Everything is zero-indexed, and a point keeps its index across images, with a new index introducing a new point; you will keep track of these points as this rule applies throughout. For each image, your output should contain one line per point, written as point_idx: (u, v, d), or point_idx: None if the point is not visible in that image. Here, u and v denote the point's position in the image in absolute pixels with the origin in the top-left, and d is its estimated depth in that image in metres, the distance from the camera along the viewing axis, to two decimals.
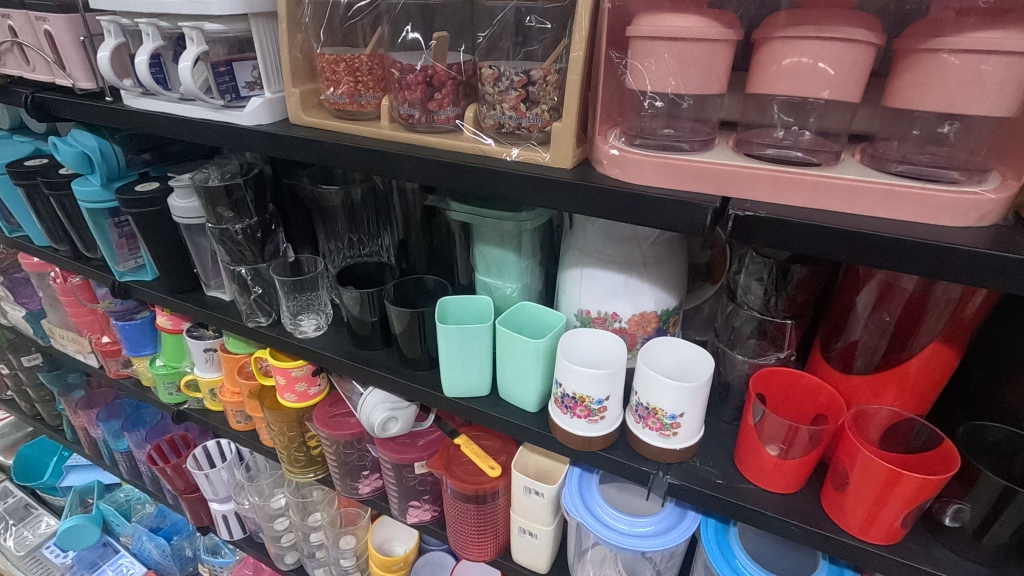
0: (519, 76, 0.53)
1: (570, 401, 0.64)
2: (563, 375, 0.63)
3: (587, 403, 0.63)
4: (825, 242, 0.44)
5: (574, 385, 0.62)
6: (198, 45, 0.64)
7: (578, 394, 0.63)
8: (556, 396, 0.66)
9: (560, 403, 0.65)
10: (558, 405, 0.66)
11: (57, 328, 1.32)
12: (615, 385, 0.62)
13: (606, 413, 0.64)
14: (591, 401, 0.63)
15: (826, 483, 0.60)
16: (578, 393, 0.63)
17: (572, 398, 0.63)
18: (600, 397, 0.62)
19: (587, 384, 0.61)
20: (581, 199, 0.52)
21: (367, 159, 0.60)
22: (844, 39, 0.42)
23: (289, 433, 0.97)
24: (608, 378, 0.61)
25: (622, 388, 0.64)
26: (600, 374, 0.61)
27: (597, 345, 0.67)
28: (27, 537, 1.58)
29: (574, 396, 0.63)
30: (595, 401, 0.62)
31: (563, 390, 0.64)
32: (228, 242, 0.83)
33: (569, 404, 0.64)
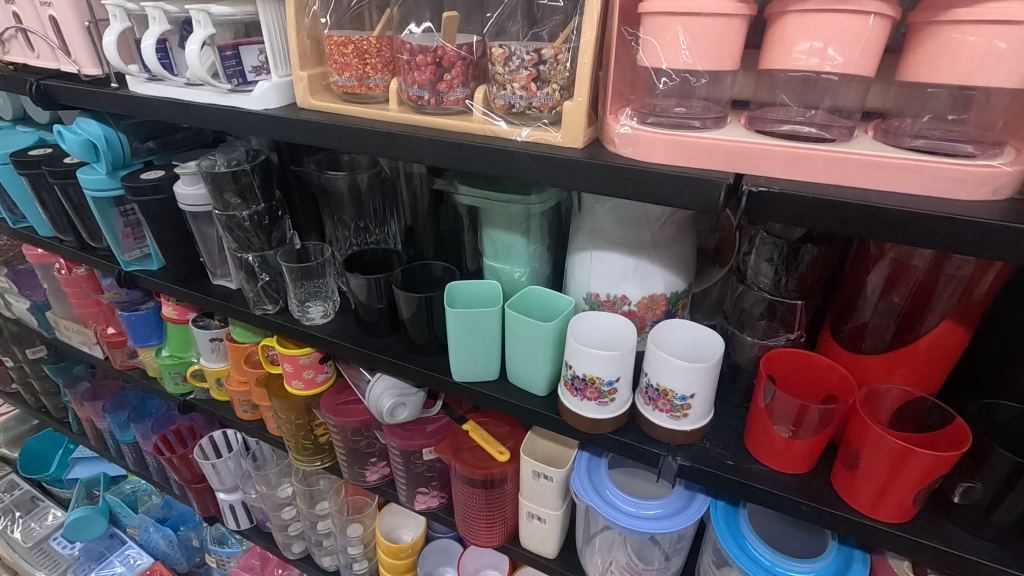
0: (530, 54, 0.53)
1: (580, 383, 0.64)
2: (574, 357, 0.63)
3: (598, 385, 0.63)
4: (840, 217, 0.44)
5: (585, 367, 0.62)
6: (204, 28, 0.64)
7: (589, 376, 0.63)
8: (566, 378, 0.65)
9: (571, 385, 0.65)
10: (568, 387, 0.66)
11: (63, 319, 1.33)
12: (626, 367, 0.62)
13: (617, 395, 0.64)
14: (601, 383, 0.63)
15: (837, 463, 0.60)
16: (589, 375, 0.63)
17: (583, 380, 0.63)
18: (611, 378, 0.62)
19: (598, 366, 0.61)
20: (593, 177, 0.52)
21: (376, 142, 0.60)
22: (859, 12, 0.42)
23: (296, 420, 0.98)
24: (619, 359, 0.61)
25: (632, 369, 0.64)
26: (611, 356, 0.61)
27: (607, 327, 0.67)
28: (34, 529, 1.59)
29: (585, 378, 0.63)
30: (605, 383, 0.62)
31: (573, 373, 0.64)
32: (235, 229, 0.83)
33: (579, 386, 0.64)
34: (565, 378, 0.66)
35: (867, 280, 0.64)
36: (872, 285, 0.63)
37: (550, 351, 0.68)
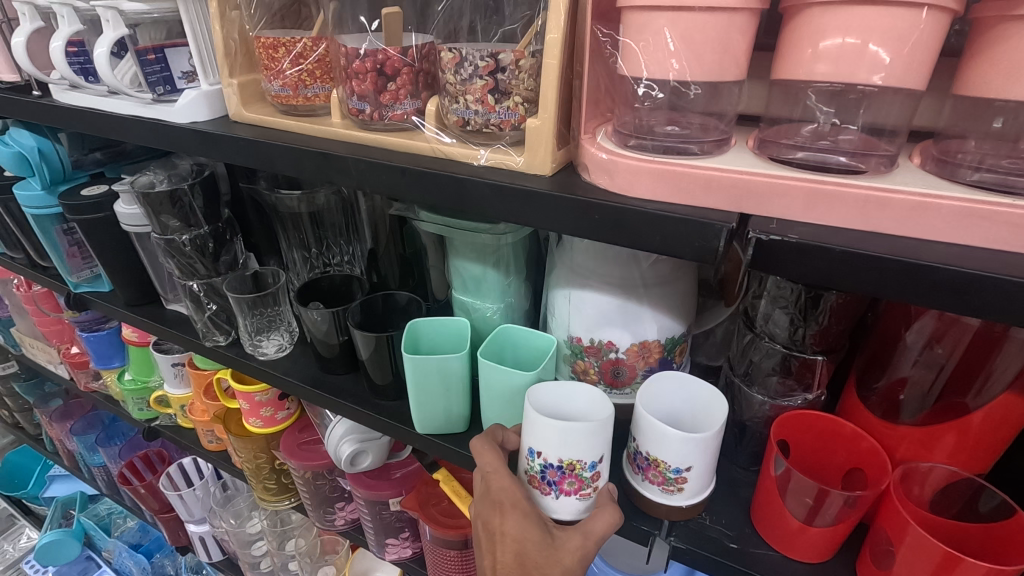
0: (485, 60, 0.43)
1: (553, 471, 0.50)
2: (543, 442, 0.49)
3: (577, 470, 0.50)
4: (876, 275, 0.33)
5: (561, 450, 0.49)
6: (115, 28, 0.56)
7: (565, 459, 0.49)
8: (532, 469, 0.52)
9: (539, 477, 0.52)
10: (535, 481, 0.52)
11: (27, 337, 1.25)
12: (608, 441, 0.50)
13: (600, 482, 0.51)
14: (582, 468, 0.50)
15: (863, 553, 0.49)
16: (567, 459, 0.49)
17: (557, 470, 0.50)
18: (594, 459, 0.49)
19: (575, 447, 0.49)
20: (562, 215, 0.42)
21: (312, 165, 0.51)
22: (909, 3, 0.31)
23: (257, 459, 0.89)
24: (597, 436, 0.48)
25: (611, 444, 0.51)
26: (592, 430, 0.48)
27: (568, 402, 0.55)
28: (7, 551, 1.53)
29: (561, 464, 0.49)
30: (588, 466, 0.50)
31: (543, 463, 0.50)
32: (176, 255, 0.73)
33: (552, 478, 0.51)
34: (528, 469, 0.52)
35: (904, 332, 0.54)
36: (911, 338, 0.53)
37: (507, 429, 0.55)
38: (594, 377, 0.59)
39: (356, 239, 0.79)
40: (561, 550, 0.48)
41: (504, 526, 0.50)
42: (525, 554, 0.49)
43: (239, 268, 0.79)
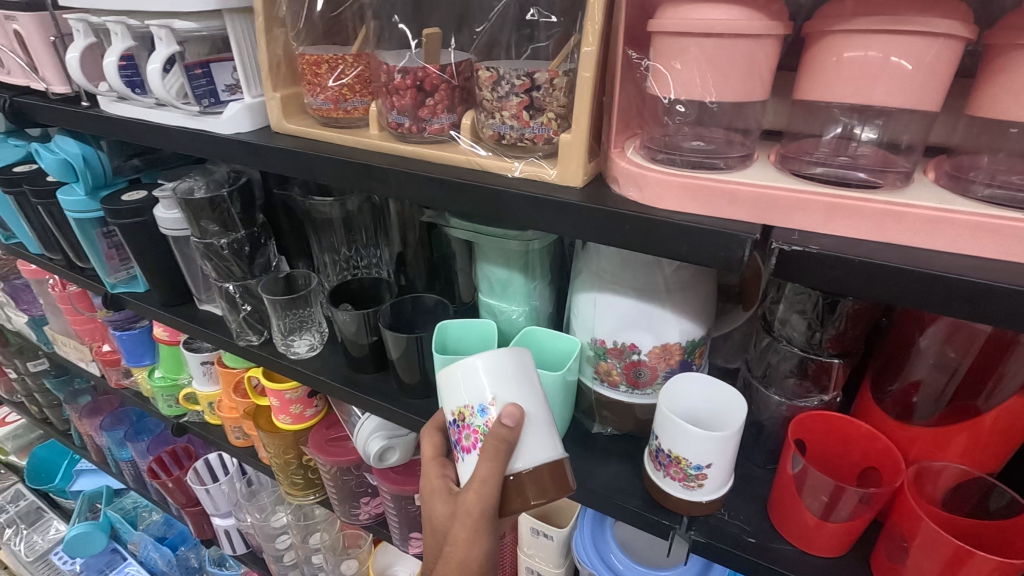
0: (522, 79, 0.45)
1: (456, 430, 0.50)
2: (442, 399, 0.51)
3: (469, 418, 0.48)
4: (892, 284, 0.36)
5: (450, 400, 0.50)
6: (166, 45, 0.59)
7: (457, 411, 0.49)
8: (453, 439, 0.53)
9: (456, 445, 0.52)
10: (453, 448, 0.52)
11: (60, 335, 1.29)
12: (501, 381, 0.48)
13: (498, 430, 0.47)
14: (471, 413, 0.48)
15: (878, 548, 0.52)
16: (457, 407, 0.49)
17: (455, 424, 0.50)
18: (482, 403, 0.48)
19: (460, 395, 0.49)
20: (593, 225, 0.44)
21: (353, 175, 0.54)
22: (925, 32, 0.33)
23: (285, 455, 0.92)
24: (474, 376, 0.48)
25: (514, 394, 0.48)
26: (462, 370, 0.49)
27: None
28: (37, 542, 1.56)
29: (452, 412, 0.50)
30: (477, 412, 0.48)
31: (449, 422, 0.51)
32: (213, 258, 0.77)
33: (457, 437, 0.50)
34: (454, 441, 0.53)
35: (918, 336, 0.55)
36: (925, 342, 0.55)
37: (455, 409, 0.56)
38: (616, 378, 0.61)
39: (384, 243, 0.83)
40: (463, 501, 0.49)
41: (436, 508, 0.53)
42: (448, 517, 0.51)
43: (272, 271, 0.83)
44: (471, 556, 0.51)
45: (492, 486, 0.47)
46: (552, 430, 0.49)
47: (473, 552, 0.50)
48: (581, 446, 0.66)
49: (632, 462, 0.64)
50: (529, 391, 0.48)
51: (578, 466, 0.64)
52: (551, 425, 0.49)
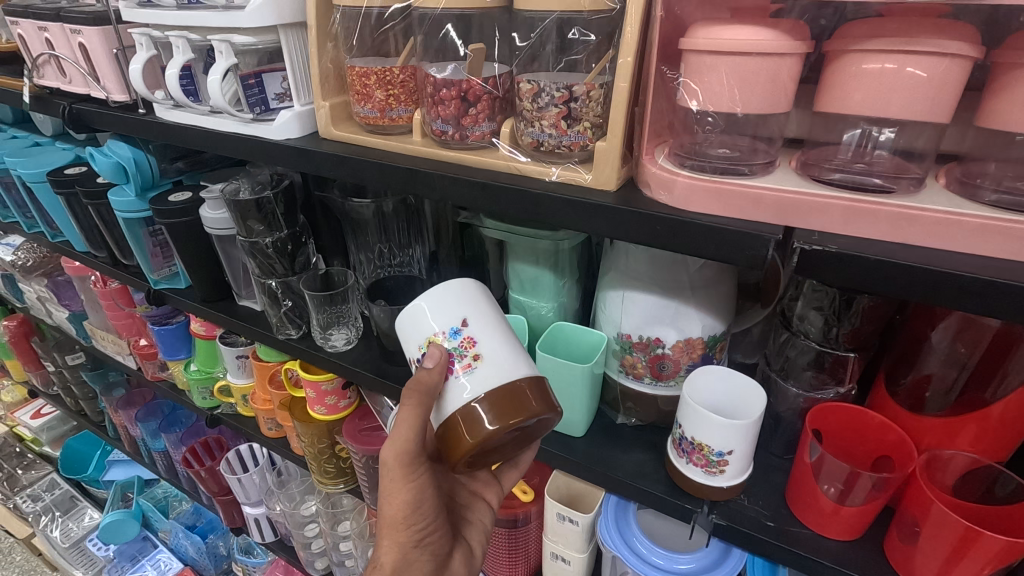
0: (561, 91, 0.49)
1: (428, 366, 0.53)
2: (406, 340, 0.54)
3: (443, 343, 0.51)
4: (906, 280, 0.39)
5: (418, 334, 0.53)
6: (226, 58, 0.63)
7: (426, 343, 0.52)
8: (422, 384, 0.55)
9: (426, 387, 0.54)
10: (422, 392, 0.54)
11: (98, 330, 1.34)
12: (462, 305, 0.52)
13: (474, 346, 0.51)
14: (445, 338, 0.51)
15: (891, 532, 0.55)
16: (428, 356, 0.50)
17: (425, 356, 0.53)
18: (455, 324, 0.51)
19: (425, 324, 0.52)
20: (625, 225, 0.48)
21: (398, 178, 0.58)
22: (936, 52, 0.37)
23: (319, 444, 0.96)
24: (438, 303, 0.52)
25: (481, 313, 0.52)
26: (423, 302, 0.53)
27: None
28: (72, 529, 1.60)
29: (422, 364, 0.51)
30: (451, 335, 0.51)
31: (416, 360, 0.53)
32: (258, 255, 0.82)
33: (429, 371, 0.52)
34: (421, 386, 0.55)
35: (929, 333, 0.59)
36: (936, 338, 0.58)
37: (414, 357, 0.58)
38: (641, 370, 0.64)
39: (417, 241, 0.87)
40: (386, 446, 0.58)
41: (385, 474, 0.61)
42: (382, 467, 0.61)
43: (310, 268, 0.87)
44: (396, 497, 0.59)
45: (418, 422, 0.54)
46: (517, 354, 0.52)
47: (397, 495, 0.59)
48: (607, 435, 0.70)
49: (655, 451, 0.67)
50: (489, 317, 0.52)
51: (603, 453, 0.67)
52: (515, 349, 0.52)
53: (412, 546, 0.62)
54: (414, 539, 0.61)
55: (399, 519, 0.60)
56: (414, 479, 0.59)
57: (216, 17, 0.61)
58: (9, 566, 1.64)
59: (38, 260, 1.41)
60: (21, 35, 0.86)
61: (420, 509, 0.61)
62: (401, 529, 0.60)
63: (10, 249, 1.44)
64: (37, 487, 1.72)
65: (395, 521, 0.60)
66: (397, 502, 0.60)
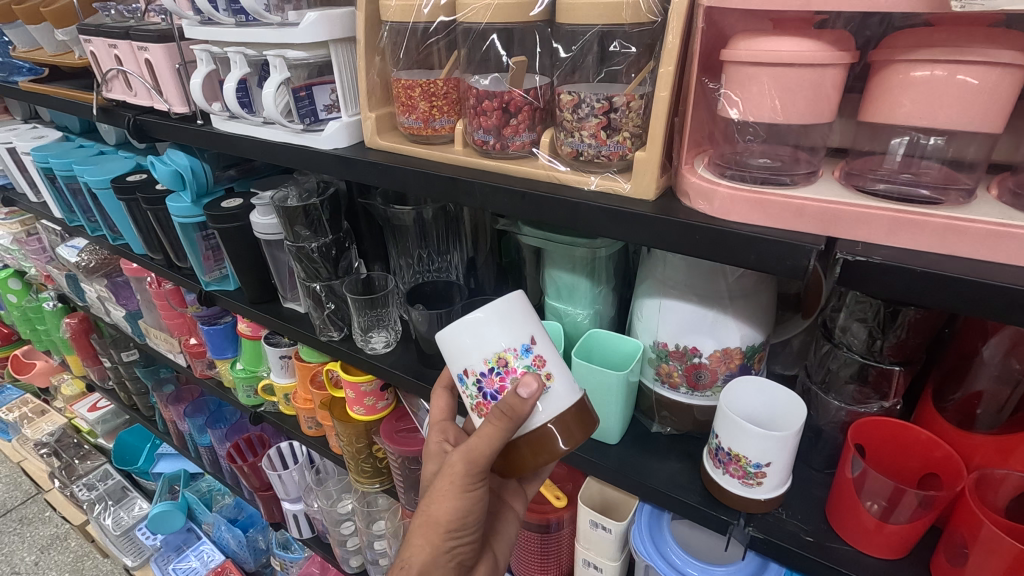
0: (601, 102, 0.50)
1: (491, 379, 0.52)
2: (457, 348, 0.52)
3: (513, 361, 0.51)
4: (954, 290, 0.38)
5: (482, 348, 0.51)
6: (280, 72, 0.66)
7: (492, 358, 0.51)
8: (473, 395, 0.54)
9: (484, 400, 0.53)
10: (484, 406, 0.54)
11: (152, 328, 1.41)
12: (526, 320, 0.52)
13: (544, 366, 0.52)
14: (513, 356, 0.51)
15: (938, 551, 0.53)
16: (523, 382, 0.50)
17: (493, 369, 0.51)
18: (525, 342, 0.51)
19: (496, 335, 0.51)
20: (663, 234, 0.48)
21: (441, 187, 0.60)
22: (987, 61, 0.36)
23: (356, 444, 0.99)
24: (520, 310, 0.52)
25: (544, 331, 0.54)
26: (490, 313, 0.51)
27: None
28: (123, 518, 1.67)
29: (516, 389, 0.50)
30: (522, 353, 0.51)
31: (472, 376, 0.52)
32: (304, 260, 0.85)
33: (492, 388, 0.52)
34: (472, 397, 0.54)
35: (981, 346, 0.57)
36: (987, 352, 0.56)
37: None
38: (677, 379, 0.64)
39: (455, 247, 0.90)
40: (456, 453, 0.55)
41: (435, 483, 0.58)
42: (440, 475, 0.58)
43: (353, 272, 0.90)
44: (446, 504, 0.57)
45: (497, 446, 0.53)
46: None
47: (449, 499, 0.57)
48: (642, 443, 0.70)
49: (690, 460, 0.67)
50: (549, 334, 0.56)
51: (638, 461, 0.67)
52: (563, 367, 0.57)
53: (442, 554, 0.59)
54: (446, 548, 0.59)
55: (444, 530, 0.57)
56: (472, 491, 0.57)
57: (272, 33, 0.64)
58: (65, 551, 1.73)
59: (99, 261, 1.48)
60: (92, 52, 0.92)
61: (466, 522, 0.59)
62: (439, 539, 0.58)
63: (74, 250, 1.50)
64: (92, 477, 1.81)
65: (434, 529, 0.58)
66: (442, 508, 0.57)
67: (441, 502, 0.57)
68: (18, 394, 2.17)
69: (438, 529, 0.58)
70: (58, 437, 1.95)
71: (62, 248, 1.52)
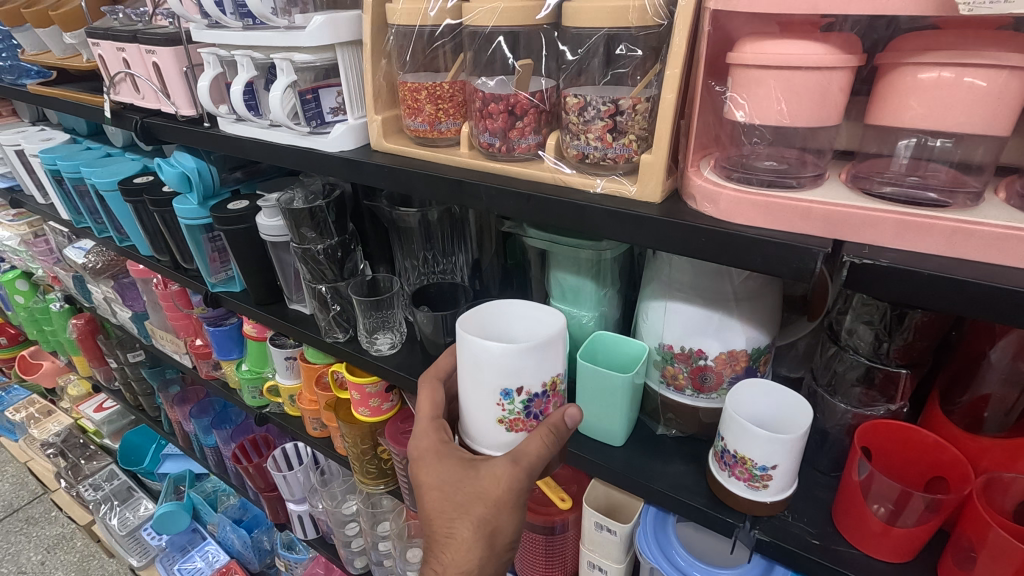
0: (607, 105, 0.50)
1: (540, 401, 0.55)
2: (518, 368, 0.53)
3: (557, 387, 0.56)
4: (961, 294, 0.38)
5: (541, 373, 0.54)
6: (287, 75, 0.67)
7: (547, 381, 0.55)
8: (513, 411, 0.55)
9: (522, 416, 0.56)
10: (519, 422, 0.56)
11: (158, 329, 1.42)
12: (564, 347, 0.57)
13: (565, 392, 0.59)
14: (559, 383, 0.56)
15: (946, 555, 0.52)
16: (570, 412, 0.55)
17: (544, 393, 0.55)
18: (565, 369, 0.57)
19: (554, 363, 0.54)
20: (669, 237, 0.48)
21: (447, 190, 0.60)
22: (995, 64, 0.36)
23: (362, 445, 0.99)
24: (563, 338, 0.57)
25: None
26: (554, 340, 0.54)
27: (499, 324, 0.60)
28: (129, 518, 1.67)
29: (565, 416, 0.55)
30: (563, 379, 0.57)
31: (524, 395, 0.54)
32: (310, 261, 0.86)
33: (538, 409, 0.55)
34: (510, 412, 0.55)
35: (989, 349, 0.57)
36: (996, 355, 0.56)
37: (468, 375, 0.55)
38: (682, 382, 0.64)
39: (460, 249, 0.90)
40: (514, 464, 0.54)
41: (483, 494, 0.55)
42: (489, 488, 0.55)
43: (358, 274, 0.91)
44: (512, 515, 0.57)
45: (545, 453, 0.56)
46: None
47: (509, 509, 0.56)
48: (647, 445, 0.70)
49: (696, 463, 0.67)
50: None
51: (643, 464, 0.67)
52: None
53: (495, 559, 0.60)
54: (502, 553, 0.60)
55: (506, 536, 0.58)
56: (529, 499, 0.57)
57: (280, 36, 0.65)
58: (71, 551, 1.74)
59: (106, 262, 1.49)
60: (100, 55, 0.93)
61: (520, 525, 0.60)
62: (502, 544, 0.59)
63: (81, 252, 1.51)
64: (98, 477, 1.82)
65: (499, 537, 0.58)
66: (505, 519, 0.57)
67: (502, 513, 0.56)
68: (25, 394, 2.18)
69: (498, 538, 0.58)
70: (64, 437, 1.96)
71: (69, 250, 1.53)
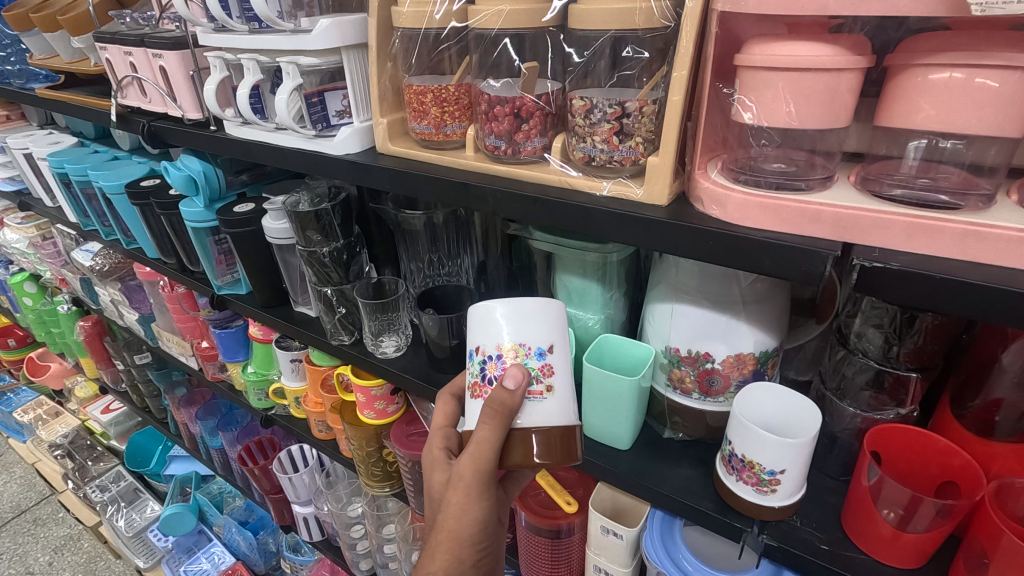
0: (614, 107, 0.50)
1: (495, 365, 0.52)
2: (477, 325, 0.53)
3: (522, 358, 0.51)
4: (973, 297, 0.38)
5: (499, 334, 0.52)
6: (293, 78, 0.67)
7: (504, 346, 0.52)
8: (473, 375, 0.54)
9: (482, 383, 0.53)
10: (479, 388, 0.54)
11: (164, 331, 1.42)
12: (554, 328, 0.53)
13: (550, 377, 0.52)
14: (527, 354, 0.51)
15: (956, 561, 0.52)
16: (509, 374, 0.50)
17: (500, 356, 0.52)
18: (542, 346, 0.52)
19: (516, 328, 0.52)
20: (676, 240, 0.48)
21: (452, 192, 0.60)
22: (1009, 65, 0.36)
23: (367, 448, 0.99)
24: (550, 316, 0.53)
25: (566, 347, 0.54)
26: (528, 305, 0.52)
27: None
28: (135, 520, 1.68)
29: (504, 381, 0.50)
30: (535, 355, 0.51)
31: (483, 356, 0.53)
32: (315, 264, 0.86)
33: (492, 373, 0.52)
34: (472, 376, 0.54)
35: (1001, 352, 0.56)
36: (1008, 358, 0.55)
37: None
38: (689, 385, 0.64)
39: (465, 251, 0.90)
40: (463, 461, 0.54)
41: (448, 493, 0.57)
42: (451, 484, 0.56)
43: (364, 277, 0.91)
44: (468, 514, 0.57)
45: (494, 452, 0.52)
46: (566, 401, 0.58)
47: (469, 509, 0.56)
48: (653, 448, 0.69)
49: (703, 467, 0.66)
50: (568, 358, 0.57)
51: (651, 467, 0.67)
52: None
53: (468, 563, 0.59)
54: (471, 559, 0.59)
55: (465, 541, 0.58)
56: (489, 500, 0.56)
57: (285, 39, 0.65)
58: (78, 552, 1.75)
59: (113, 265, 1.50)
60: (107, 59, 0.93)
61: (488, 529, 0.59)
62: (466, 549, 0.58)
63: (88, 254, 1.52)
64: (105, 478, 1.83)
65: (461, 544, 0.58)
66: (466, 520, 0.57)
67: (462, 512, 0.57)
68: (32, 396, 2.20)
69: (460, 543, 0.58)
70: (71, 438, 1.97)
71: (77, 253, 1.53)
